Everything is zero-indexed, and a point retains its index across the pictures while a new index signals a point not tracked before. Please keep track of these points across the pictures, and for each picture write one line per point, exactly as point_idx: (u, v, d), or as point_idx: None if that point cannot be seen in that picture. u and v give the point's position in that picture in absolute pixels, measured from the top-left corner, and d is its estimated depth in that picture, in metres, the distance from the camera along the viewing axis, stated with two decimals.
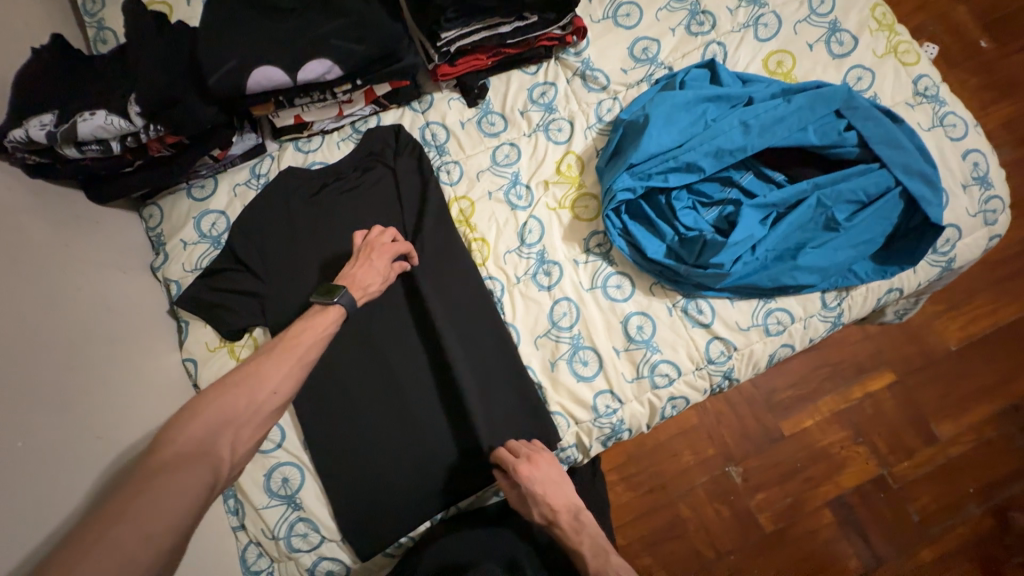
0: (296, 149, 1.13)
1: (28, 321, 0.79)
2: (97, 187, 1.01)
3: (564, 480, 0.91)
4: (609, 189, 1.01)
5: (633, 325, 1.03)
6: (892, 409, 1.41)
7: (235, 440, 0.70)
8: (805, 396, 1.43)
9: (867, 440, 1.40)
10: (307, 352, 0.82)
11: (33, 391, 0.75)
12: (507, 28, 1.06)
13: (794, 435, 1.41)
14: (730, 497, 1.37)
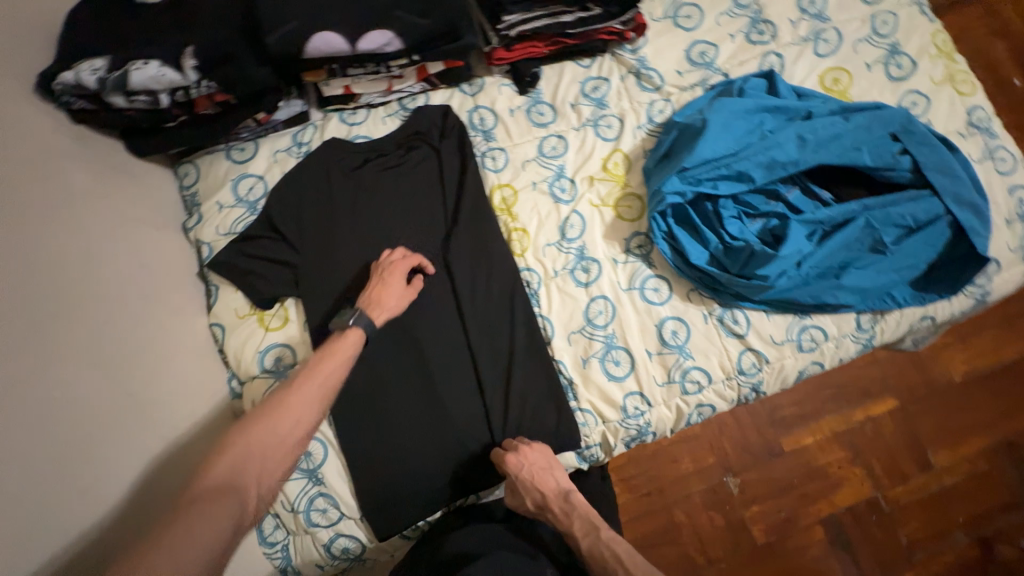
0: (340, 121, 1.11)
1: (67, 297, 0.79)
2: (138, 138, 0.99)
3: (555, 465, 0.94)
4: (659, 190, 1.00)
5: (668, 330, 1.02)
6: (892, 435, 1.43)
7: (262, 471, 0.71)
8: (808, 414, 1.44)
9: (864, 462, 1.42)
10: (328, 381, 0.82)
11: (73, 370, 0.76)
12: (569, 18, 1.04)
13: (793, 452, 1.42)
14: (726, 507, 1.38)
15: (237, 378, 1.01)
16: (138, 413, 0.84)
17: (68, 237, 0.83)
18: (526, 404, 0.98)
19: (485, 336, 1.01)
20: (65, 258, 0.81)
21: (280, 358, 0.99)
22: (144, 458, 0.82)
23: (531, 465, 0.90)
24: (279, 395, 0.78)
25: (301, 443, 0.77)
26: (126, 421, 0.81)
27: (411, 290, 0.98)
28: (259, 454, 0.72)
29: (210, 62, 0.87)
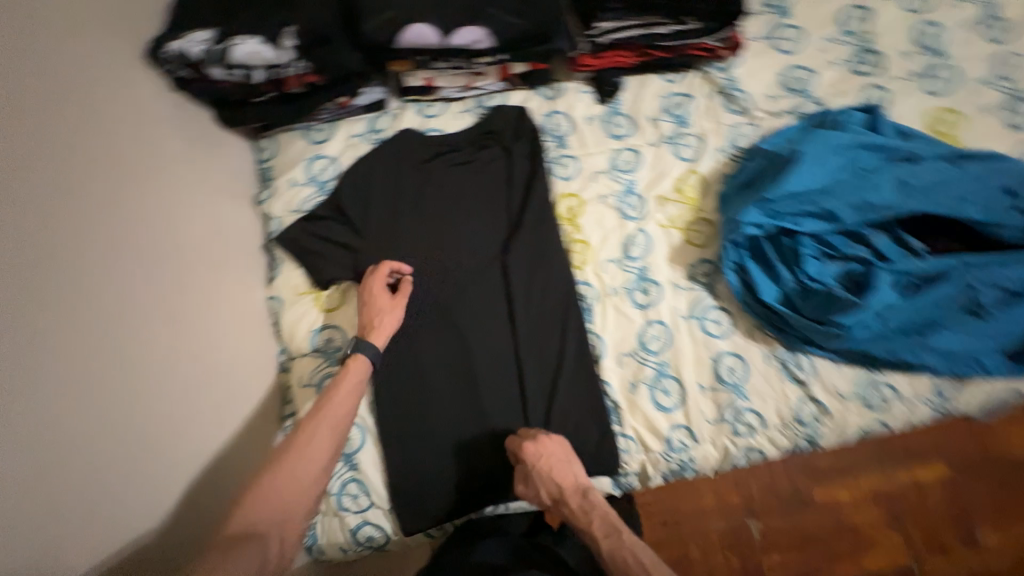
0: (416, 112, 1.11)
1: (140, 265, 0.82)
2: (226, 110, 1.02)
3: (574, 460, 0.89)
4: (737, 220, 0.95)
5: (725, 366, 0.97)
6: (938, 506, 1.26)
7: (279, 511, 0.72)
8: (843, 466, 1.31)
9: (902, 528, 1.26)
10: (339, 416, 0.82)
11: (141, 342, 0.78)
12: (663, 30, 1.00)
13: (823, 502, 1.28)
14: (743, 550, 1.26)
15: (287, 353, 1.03)
16: (196, 375, 0.88)
17: (149, 200, 0.88)
18: (569, 422, 0.95)
19: (534, 345, 0.99)
20: (143, 219, 0.86)
21: (331, 339, 1.01)
22: (200, 422, 0.85)
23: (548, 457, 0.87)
24: (295, 434, 0.79)
25: (320, 481, 0.78)
26: (191, 384, 0.85)
27: (399, 300, 0.96)
28: (277, 494, 0.73)
29: (308, 44, 0.88)
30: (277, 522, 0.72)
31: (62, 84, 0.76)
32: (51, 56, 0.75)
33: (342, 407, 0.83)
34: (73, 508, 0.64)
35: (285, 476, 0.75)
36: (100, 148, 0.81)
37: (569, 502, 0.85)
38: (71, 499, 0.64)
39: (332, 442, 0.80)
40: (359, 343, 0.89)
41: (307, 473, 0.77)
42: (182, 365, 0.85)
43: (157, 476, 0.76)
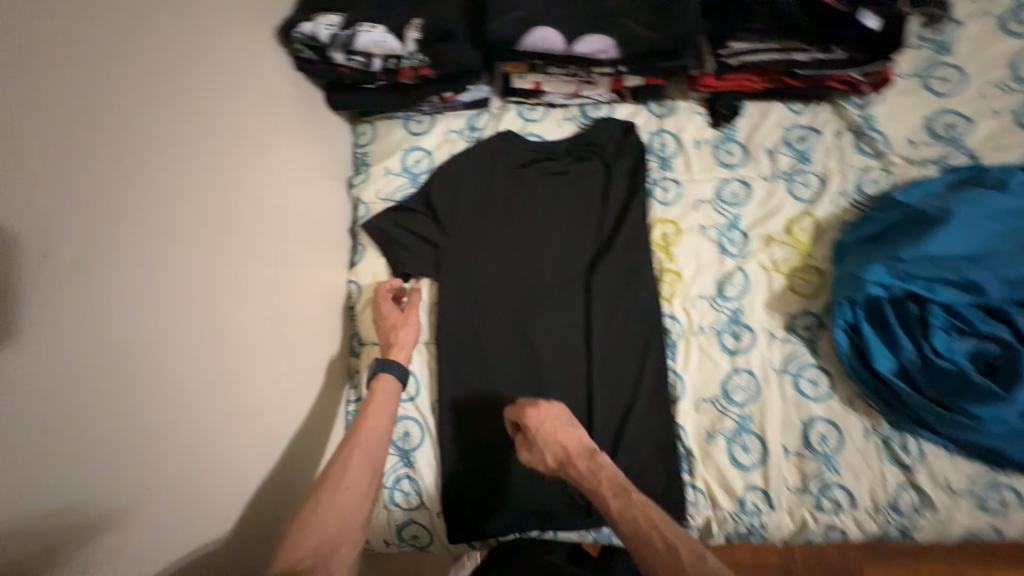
0: (517, 114, 1.09)
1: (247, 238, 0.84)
2: (338, 93, 1.04)
3: (575, 424, 0.82)
4: (860, 276, 0.85)
5: (817, 433, 0.88)
6: None
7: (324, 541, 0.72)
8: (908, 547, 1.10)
9: None
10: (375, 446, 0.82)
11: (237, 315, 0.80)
12: (803, 57, 0.91)
13: None
14: None
15: (357, 337, 1.07)
16: (284, 352, 0.91)
17: (268, 178, 0.91)
18: (636, 463, 0.90)
19: (608, 375, 0.94)
20: (260, 196, 0.89)
21: None
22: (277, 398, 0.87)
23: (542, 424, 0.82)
24: (331, 462, 0.80)
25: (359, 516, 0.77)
26: (273, 360, 0.87)
27: (411, 305, 0.96)
28: (322, 524, 0.73)
29: (430, 38, 0.87)
30: (325, 550, 0.72)
31: (209, 62, 0.79)
32: (203, 35, 0.79)
33: (375, 438, 0.84)
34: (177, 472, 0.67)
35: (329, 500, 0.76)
36: (233, 122, 0.83)
37: (574, 468, 0.76)
38: (174, 463, 0.67)
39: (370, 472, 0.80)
40: (381, 361, 0.88)
41: (356, 499, 0.78)
42: (274, 342, 0.88)
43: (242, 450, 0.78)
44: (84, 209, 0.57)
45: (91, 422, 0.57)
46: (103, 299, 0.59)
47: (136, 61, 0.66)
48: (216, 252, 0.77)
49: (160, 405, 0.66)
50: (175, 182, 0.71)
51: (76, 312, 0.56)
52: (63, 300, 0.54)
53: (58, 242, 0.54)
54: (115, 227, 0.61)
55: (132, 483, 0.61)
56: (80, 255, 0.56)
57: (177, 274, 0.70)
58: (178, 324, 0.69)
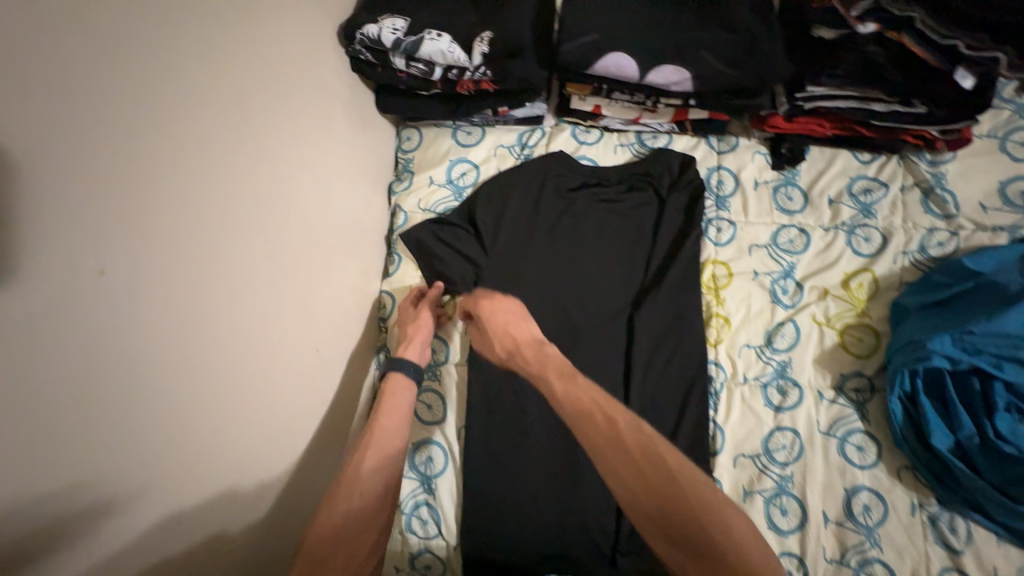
0: (571, 135, 1.05)
1: (290, 245, 0.81)
2: (390, 98, 1.00)
3: (528, 321, 0.87)
4: (923, 345, 0.81)
5: (860, 503, 0.84)
6: None
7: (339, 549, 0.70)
8: None
9: None
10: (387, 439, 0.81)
11: (273, 327, 0.76)
12: (881, 108, 0.87)
13: None
14: None
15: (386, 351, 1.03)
16: (317, 365, 0.87)
17: (318, 186, 0.88)
18: None
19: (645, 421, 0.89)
20: (308, 203, 0.85)
21: (434, 351, 1.00)
22: (301, 413, 0.83)
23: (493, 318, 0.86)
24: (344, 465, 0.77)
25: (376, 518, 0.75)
26: (302, 372, 0.83)
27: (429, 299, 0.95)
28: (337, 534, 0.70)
29: (498, 53, 0.83)
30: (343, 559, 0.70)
31: (270, 60, 0.76)
32: (268, 32, 0.75)
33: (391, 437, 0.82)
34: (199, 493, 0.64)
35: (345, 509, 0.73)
36: (286, 122, 0.79)
37: (525, 356, 0.80)
38: (199, 483, 0.64)
39: (388, 485, 0.78)
40: (395, 361, 0.89)
41: (377, 514, 0.75)
42: (309, 357, 0.85)
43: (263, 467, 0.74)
44: (138, 221, 0.54)
45: (129, 444, 0.55)
46: (150, 315, 0.56)
47: (200, 60, 0.63)
48: (262, 261, 0.74)
49: (195, 423, 0.63)
50: (230, 190, 0.68)
51: (124, 330, 0.53)
52: (110, 319, 0.52)
53: (112, 260, 0.52)
54: (169, 242, 0.58)
55: (156, 504, 0.58)
56: (134, 276, 0.54)
57: (226, 287, 0.67)
58: (219, 339, 0.66)
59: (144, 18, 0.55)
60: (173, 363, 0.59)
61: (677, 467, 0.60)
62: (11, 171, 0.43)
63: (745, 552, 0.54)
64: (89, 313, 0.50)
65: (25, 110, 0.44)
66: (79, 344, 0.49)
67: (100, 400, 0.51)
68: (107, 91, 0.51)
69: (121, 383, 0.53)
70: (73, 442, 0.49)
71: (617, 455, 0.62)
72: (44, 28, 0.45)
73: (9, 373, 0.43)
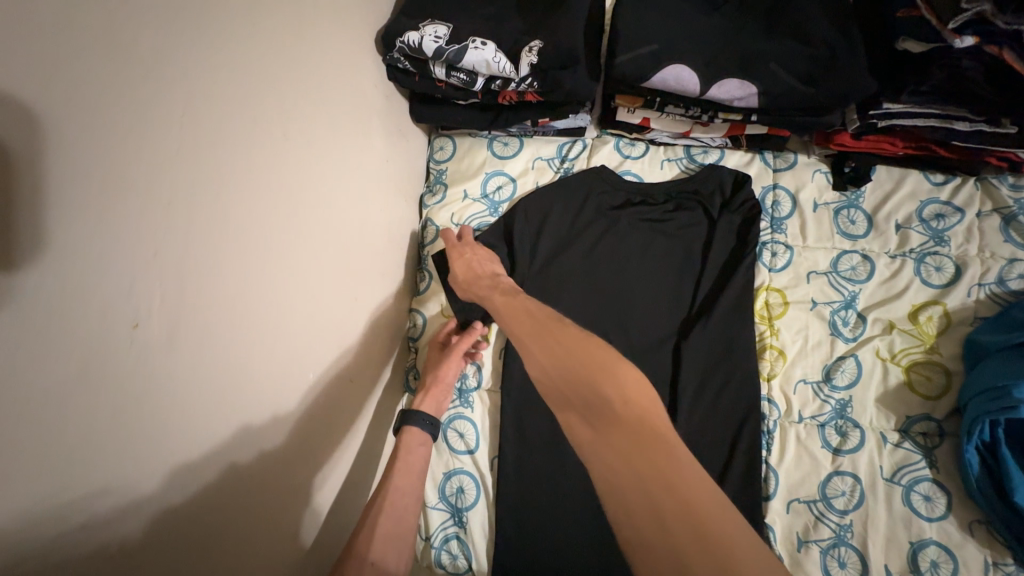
0: (615, 148, 1.00)
1: (324, 268, 0.76)
2: (426, 107, 0.95)
3: (493, 261, 0.86)
4: (1008, 393, 0.73)
5: (927, 558, 0.77)
6: None
7: None
8: None
9: None
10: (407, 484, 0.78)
11: (306, 357, 0.72)
12: (964, 127, 0.79)
13: None
14: None
15: (415, 373, 0.99)
16: (351, 393, 0.83)
17: (355, 205, 0.84)
18: None
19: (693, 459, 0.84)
20: (344, 224, 0.81)
21: (465, 377, 0.95)
22: (332, 444, 0.79)
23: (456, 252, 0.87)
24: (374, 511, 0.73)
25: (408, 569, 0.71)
26: (334, 401, 0.79)
27: (456, 352, 0.90)
28: None
29: (548, 64, 0.78)
30: None
31: (310, 74, 0.71)
32: (308, 44, 0.71)
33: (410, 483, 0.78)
34: (241, 548, 0.60)
35: (381, 553, 0.69)
36: (325, 137, 0.75)
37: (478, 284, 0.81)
38: (241, 535, 0.60)
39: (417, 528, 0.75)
40: (409, 412, 0.84)
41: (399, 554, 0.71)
42: (343, 387, 0.81)
43: (294, 505, 0.70)
44: (177, 262, 0.50)
45: (168, 501, 0.51)
46: (190, 362, 0.52)
47: (242, 79, 0.58)
48: (296, 287, 0.70)
49: (231, 467, 0.59)
50: (268, 219, 0.63)
51: (163, 383, 0.49)
52: (150, 372, 0.48)
53: (147, 312, 0.47)
54: (206, 283, 0.54)
55: (200, 568, 0.54)
56: (170, 325, 0.50)
57: (261, 321, 0.63)
58: (256, 379, 0.62)
59: (190, 36, 0.51)
60: (208, 413, 0.55)
61: (589, 344, 0.55)
62: (48, 221, 0.39)
63: (617, 385, 0.50)
64: (129, 370, 0.46)
65: (62, 152, 0.40)
66: (119, 403, 0.45)
67: (140, 460, 0.47)
68: (149, 123, 0.47)
69: (161, 437, 0.50)
70: (114, 509, 0.45)
71: (529, 330, 0.62)
72: (86, 60, 0.41)
73: (43, 444, 0.39)
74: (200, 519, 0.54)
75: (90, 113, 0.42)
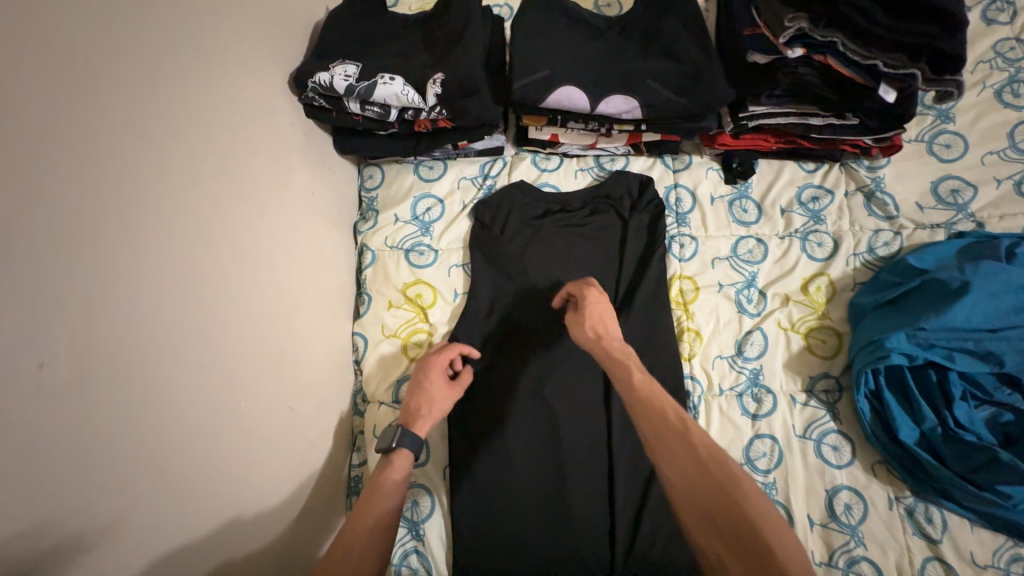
0: (532, 163, 1.08)
1: (250, 298, 0.78)
2: (347, 138, 1.00)
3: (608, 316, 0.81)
4: (881, 344, 0.85)
5: (841, 502, 0.86)
6: None
7: None
8: None
9: None
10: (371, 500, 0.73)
11: (236, 386, 0.73)
12: (818, 122, 0.93)
13: None
14: None
15: (362, 395, 1.00)
16: (295, 421, 0.85)
17: (281, 237, 0.86)
18: (661, 537, 0.85)
19: (630, 439, 0.90)
20: (271, 255, 0.84)
21: None
22: (275, 471, 0.79)
23: (594, 312, 0.80)
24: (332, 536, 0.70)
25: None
26: (275, 429, 0.80)
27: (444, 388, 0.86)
28: None
29: (453, 94, 0.86)
30: None
31: (223, 118, 0.75)
32: (218, 90, 0.75)
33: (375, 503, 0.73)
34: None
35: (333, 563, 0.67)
36: (243, 173, 0.78)
37: (611, 347, 0.75)
38: (176, 571, 0.61)
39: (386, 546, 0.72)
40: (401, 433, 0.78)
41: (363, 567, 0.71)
42: (282, 415, 0.82)
43: (235, 533, 0.71)
44: (85, 307, 0.53)
45: (88, 542, 0.52)
46: (107, 401, 0.54)
47: (147, 129, 0.62)
48: (220, 320, 0.71)
49: (164, 494, 0.60)
50: (189, 257, 0.66)
51: (73, 424, 0.51)
52: (59, 413, 0.50)
53: (55, 351, 0.50)
54: (123, 324, 0.57)
55: None
56: (80, 363, 0.52)
57: (186, 354, 0.65)
58: (183, 413, 0.64)
59: (92, 93, 0.55)
60: (131, 450, 0.57)
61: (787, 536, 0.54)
62: None
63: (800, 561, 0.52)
64: (38, 410, 0.48)
65: None
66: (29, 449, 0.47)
67: (53, 500, 0.49)
68: (50, 177, 0.51)
69: (78, 474, 0.51)
70: (22, 552, 0.46)
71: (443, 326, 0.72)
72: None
73: None
74: (125, 557, 0.55)
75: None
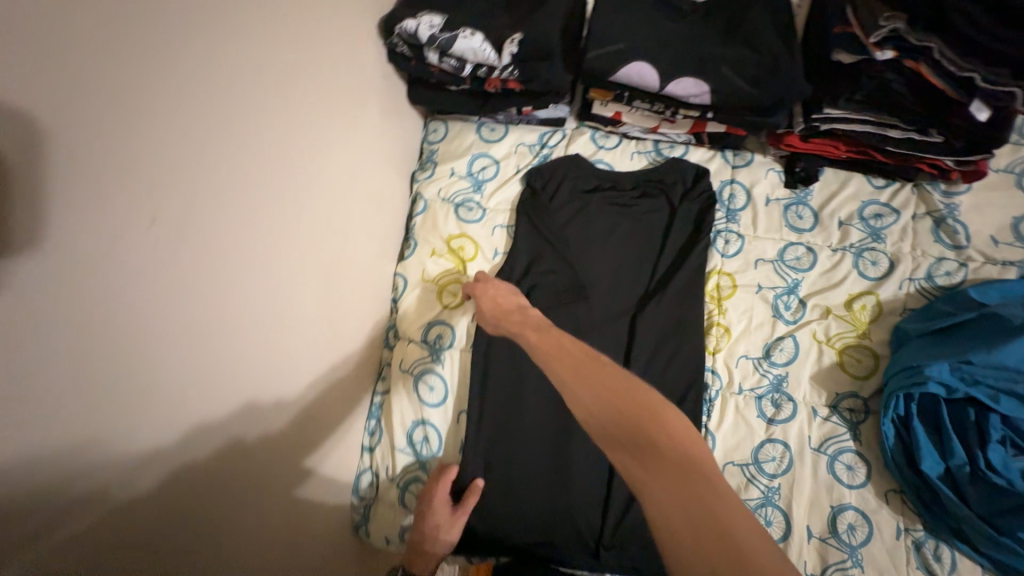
0: (591, 139, 1.10)
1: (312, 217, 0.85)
2: (420, 89, 1.06)
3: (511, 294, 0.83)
4: (921, 370, 0.82)
5: (845, 522, 0.84)
6: None
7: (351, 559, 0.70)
8: None
9: None
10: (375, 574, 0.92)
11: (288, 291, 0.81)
12: (897, 134, 0.89)
13: None
14: None
15: (394, 331, 1.07)
16: (331, 336, 0.93)
17: (347, 168, 0.93)
18: None
19: None
20: (336, 182, 0.91)
21: (439, 336, 1.02)
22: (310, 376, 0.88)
23: (486, 294, 0.84)
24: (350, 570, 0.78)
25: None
26: (314, 339, 0.88)
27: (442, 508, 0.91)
28: None
29: (528, 57, 0.90)
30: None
31: (316, 49, 0.82)
32: (315, 22, 0.82)
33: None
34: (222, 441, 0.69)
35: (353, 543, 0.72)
36: (324, 102, 0.86)
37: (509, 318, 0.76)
38: (221, 434, 0.70)
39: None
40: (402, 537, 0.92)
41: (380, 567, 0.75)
42: (323, 329, 0.90)
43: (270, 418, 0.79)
44: (187, 184, 0.60)
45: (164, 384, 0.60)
46: (191, 274, 0.62)
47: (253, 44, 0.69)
48: (283, 227, 0.79)
49: (220, 364, 0.69)
50: (266, 165, 0.74)
51: (167, 280, 0.59)
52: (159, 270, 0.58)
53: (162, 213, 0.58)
54: (211, 211, 0.65)
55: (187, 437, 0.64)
56: (179, 231, 0.60)
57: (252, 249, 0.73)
58: (243, 301, 0.72)
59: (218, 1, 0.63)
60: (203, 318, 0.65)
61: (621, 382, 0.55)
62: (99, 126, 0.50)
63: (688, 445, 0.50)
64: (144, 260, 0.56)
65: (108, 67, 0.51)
66: (132, 301, 0.55)
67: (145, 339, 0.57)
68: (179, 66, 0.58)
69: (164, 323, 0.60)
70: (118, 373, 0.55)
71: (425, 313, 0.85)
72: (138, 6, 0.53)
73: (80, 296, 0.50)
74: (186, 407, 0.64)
75: (128, 59, 0.52)
